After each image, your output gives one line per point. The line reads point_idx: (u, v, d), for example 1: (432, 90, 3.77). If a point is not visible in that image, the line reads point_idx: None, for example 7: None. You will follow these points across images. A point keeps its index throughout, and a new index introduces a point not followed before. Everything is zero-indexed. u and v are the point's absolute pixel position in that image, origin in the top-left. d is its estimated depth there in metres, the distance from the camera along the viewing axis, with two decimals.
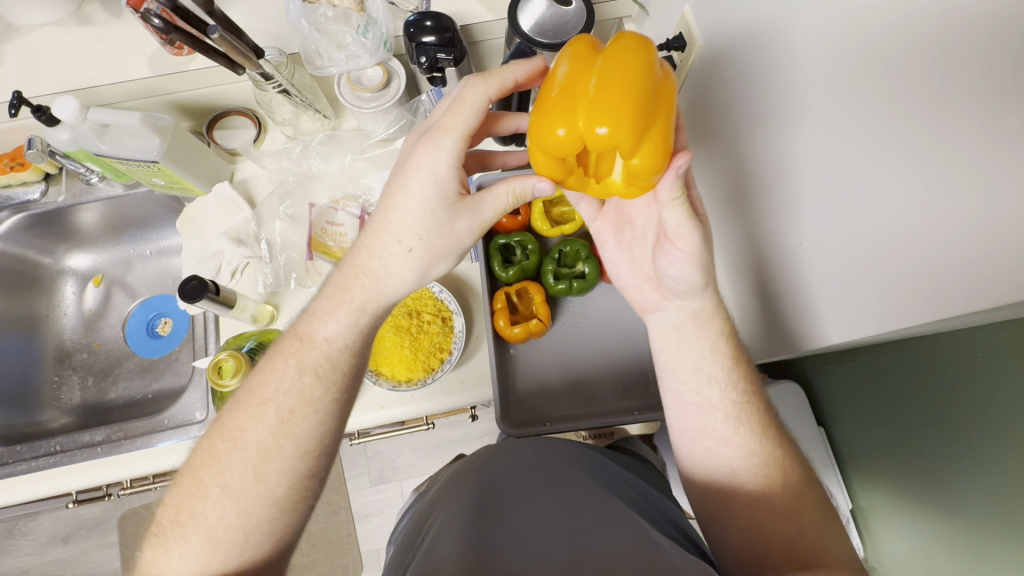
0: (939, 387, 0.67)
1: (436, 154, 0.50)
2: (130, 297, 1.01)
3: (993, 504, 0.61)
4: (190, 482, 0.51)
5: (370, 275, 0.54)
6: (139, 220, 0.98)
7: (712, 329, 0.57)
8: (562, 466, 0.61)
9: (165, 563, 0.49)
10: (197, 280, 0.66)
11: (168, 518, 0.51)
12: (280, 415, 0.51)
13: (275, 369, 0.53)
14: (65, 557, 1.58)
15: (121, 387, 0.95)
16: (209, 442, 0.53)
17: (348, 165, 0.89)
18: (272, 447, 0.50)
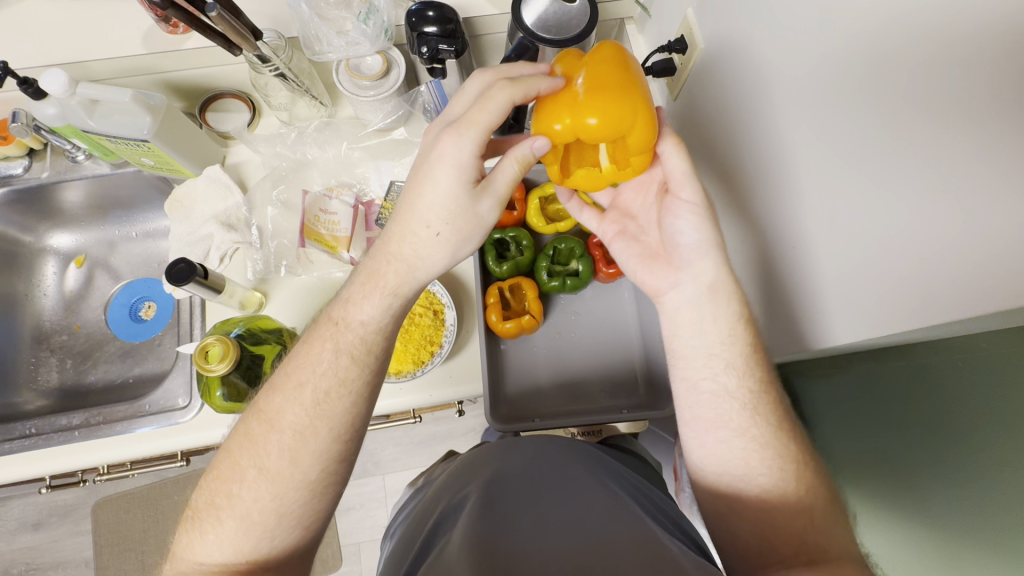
0: (918, 398, 0.68)
1: (460, 143, 0.49)
2: (113, 279, 0.99)
3: (960, 509, 0.63)
4: (228, 466, 0.51)
5: (403, 259, 0.53)
6: (126, 201, 0.96)
7: (705, 327, 0.58)
8: (569, 467, 0.61)
9: (198, 547, 0.49)
10: (185, 262, 0.64)
11: (204, 503, 0.51)
12: (316, 397, 0.50)
13: (309, 354, 0.52)
14: (35, 545, 1.54)
15: (101, 370, 0.93)
16: (245, 424, 0.52)
17: (344, 153, 0.89)
18: (309, 429, 0.50)
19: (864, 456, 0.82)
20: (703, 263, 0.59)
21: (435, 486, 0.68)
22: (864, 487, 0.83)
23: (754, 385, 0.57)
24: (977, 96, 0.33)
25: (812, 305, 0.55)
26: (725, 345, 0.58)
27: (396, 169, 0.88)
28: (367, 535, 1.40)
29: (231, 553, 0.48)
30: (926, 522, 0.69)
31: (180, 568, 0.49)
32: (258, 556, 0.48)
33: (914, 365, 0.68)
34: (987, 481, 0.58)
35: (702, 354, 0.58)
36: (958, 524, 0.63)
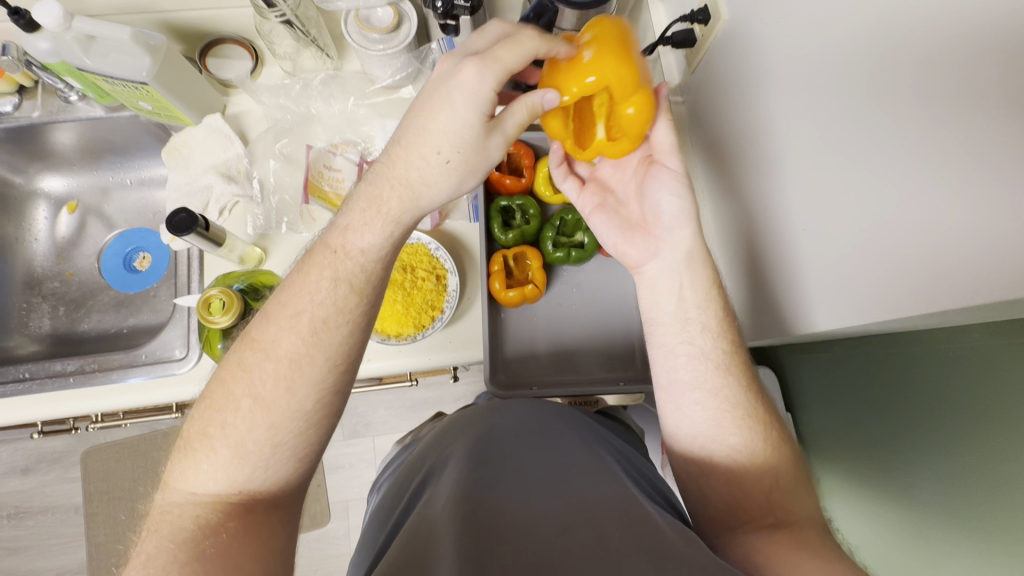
0: (908, 383, 0.71)
1: (484, 74, 0.48)
2: (106, 227, 0.97)
3: (946, 494, 0.66)
4: (221, 397, 0.50)
5: (406, 186, 0.53)
6: (121, 147, 0.93)
7: (706, 307, 0.58)
8: (557, 432, 0.61)
9: (191, 477, 0.48)
10: (187, 212, 0.63)
11: (195, 432, 0.49)
12: (314, 325, 0.50)
13: (305, 283, 0.51)
14: (24, 489, 1.56)
15: (95, 319, 0.92)
16: (237, 354, 0.51)
17: (350, 110, 0.86)
18: (304, 356, 0.50)
19: (853, 438, 0.85)
20: (682, 231, 0.59)
21: (423, 445, 0.69)
22: (854, 468, 0.85)
23: (735, 360, 0.58)
24: (995, 82, 0.32)
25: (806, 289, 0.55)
26: (722, 329, 0.58)
27: None
28: (355, 494, 1.42)
29: (225, 481, 0.48)
30: (919, 507, 0.71)
31: (170, 499, 0.48)
32: (255, 484, 0.49)
33: (905, 352, 0.70)
34: (980, 466, 0.60)
35: (702, 334, 0.58)
36: (945, 507, 0.66)
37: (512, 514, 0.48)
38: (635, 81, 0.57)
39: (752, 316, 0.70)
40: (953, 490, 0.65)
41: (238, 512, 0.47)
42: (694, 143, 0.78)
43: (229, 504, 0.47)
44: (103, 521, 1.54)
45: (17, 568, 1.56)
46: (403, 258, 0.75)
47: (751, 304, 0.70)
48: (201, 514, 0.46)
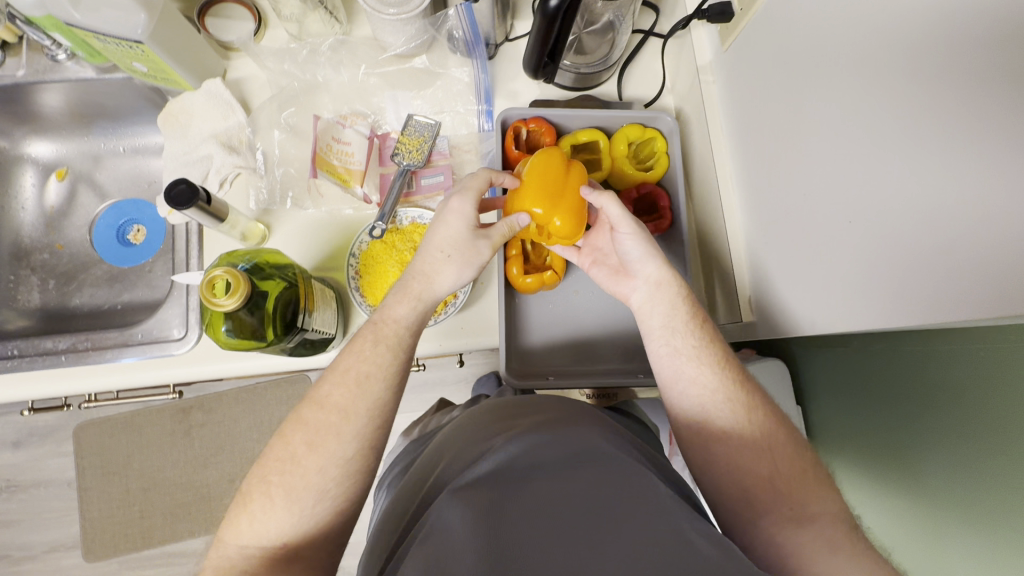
0: (945, 384, 0.70)
1: (463, 197, 0.64)
2: (98, 196, 0.92)
3: (995, 494, 0.65)
4: (280, 449, 0.53)
5: (422, 273, 0.62)
6: (113, 111, 0.87)
7: (674, 312, 0.61)
8: (584, 428, 0.58)
9: (249, 527, 0.51)
10: (187, 184, 0.58)
11: (253, 484, 0.53)
12: (358, 378, 0.55)
13: (351, 349, 0.58)
14: (16, 462, 1.53)
15: (87, 294, 0.88)
16: (297, 412, 0.55)
17: (359, 78, 0.81)
18: (350, 407, 0.54)
19: (871, 430, 0.85)
20: (649, 266, 0.63)
21: (439, 436, 0.67)
22: (873, 461, 0.86)
23: (720, 352, 0.59)
24: None
25: (862, 287, 0.53)
26: (702, 325, 0.60)
27: (415, 103, 0.82)
28: None
29: (276, 531, 0.50)
30: (960, 505, 0.71)
31: (227, 551, 0.50)
32: (299, 534, 0.51)
33: (941, 351, 0.69)
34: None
35: (681, 334, 0.60)
36: (992, 504, 0.66)
37: (528, 513, 0.46)
38: (552, 197, 0.65)
39: (781, 312, 0.68)
40: (999, 489, 0.65)
41: (284, 562, 0.50)
42: (730, 128, 0.75)
43: (279, 554, 0.50)
44: (96, 497, 1.52)
45: (10, 541, 1.54)
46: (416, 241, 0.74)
47: (780, 300, 0.67)
48: (255, 560, 0.49)
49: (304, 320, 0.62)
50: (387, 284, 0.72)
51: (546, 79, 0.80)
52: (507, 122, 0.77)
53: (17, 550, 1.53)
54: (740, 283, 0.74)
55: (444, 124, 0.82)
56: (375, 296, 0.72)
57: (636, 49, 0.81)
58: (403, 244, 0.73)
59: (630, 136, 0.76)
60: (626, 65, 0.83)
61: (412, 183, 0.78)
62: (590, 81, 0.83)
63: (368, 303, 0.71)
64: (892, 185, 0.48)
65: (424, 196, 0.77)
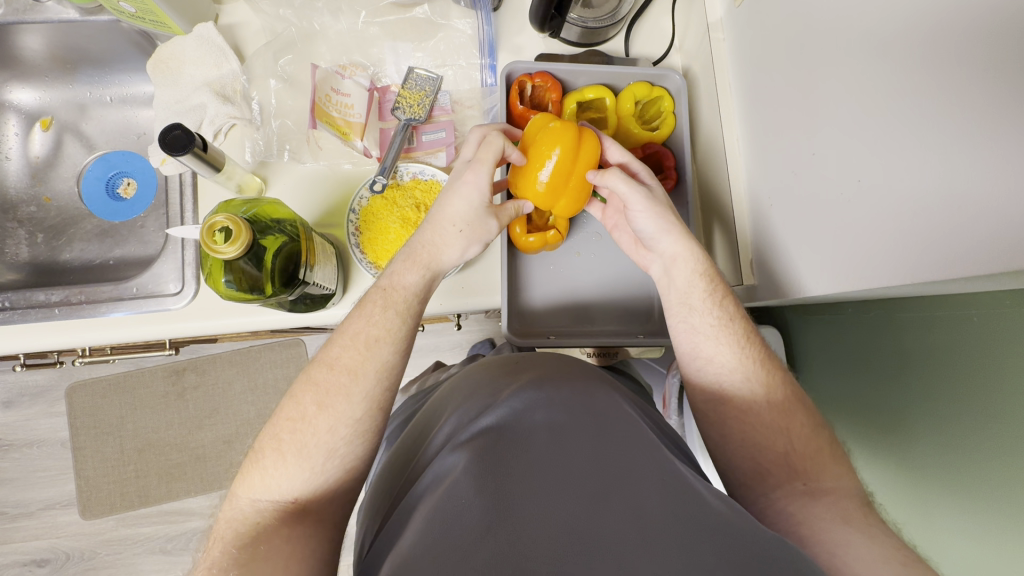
0: (939, 349, 0.72)
1: (478, 170, 0.63)
2: (86, 148, 0.89)
3: (984, 460, 0.67)
4: (292, 409, 0.54)
5: (430, 244, 0.62)
6: (99, 58, 0.84)
7: (692, 288, 0.61)
8: (587, 383, 0.58)
9: (260, 484, 0.52)
10: (182, 129, 0.56)
11: (265, 442, 0.54)
12: (367, 342, 0.57)
13: (362, 314, 0.58)
14: (8, 421, 1.53)
15: (77, 249, 0.86)
16: (307, 374, 0.56)
17: (358, 28, 0.78)
18: (359, 369, 0.55)
19: (864, 396, 0.87)
20: (665, 241, 0.63)
21: (441, 390, 0.67)
22: (863, 424, 0.88)
23: (741, 326, 0.60)
24: None
25: (861, 251, 0.54)
26: (721, 301, 0.61)
27: (416, 55, 0.79)
28: None
29: (287, 487, 0.51)
30: (951, 470, 0.73)
31: (238, 507, 0.51)
32: (308, 489, 0.52)
33: (939, 317, 0.71)
34: (1014, 432, 0.63)
35: (698, 311, 0.60)
36: (978, 467, 0.68)
37: (527, 466, 0.47)
38: (556, 187, 0.69)
39: (782, 277, 0.68)
40: (989, 455, 0.67)
41: (293, 516, 0.50)
42: (740, 87, 0.73)
43: (288, 508, 0.51)
44: (90, 456, 1.52)
45: (4, 498, 1.54)
46: (417, 198, 0.73)
47: (783, 264, 0.67)
48: (268, 515, 0.50)
49: (304, 274, 0.60)
50: (388, 242, 0.71)
51: (551, 32, 0.77)
52: (512, 77, 0.75)
53: (12, 507, 1.54)
54: (742, 248, 0.74)
55: (446, 78, 0.79)
56: (375, 253, 0.71)
57: (645, 5, 0.79)
58: (404, 201, 0.72)
59: (638, 94, 0.75)
60: (634, 21, 0.80)
61: (413, 139, 0.76)
62: (596, 37, 0.80)
63: (369, 261, 0.70)
64: (901, 147, 0.47)
65: (425, 152, 0.76)
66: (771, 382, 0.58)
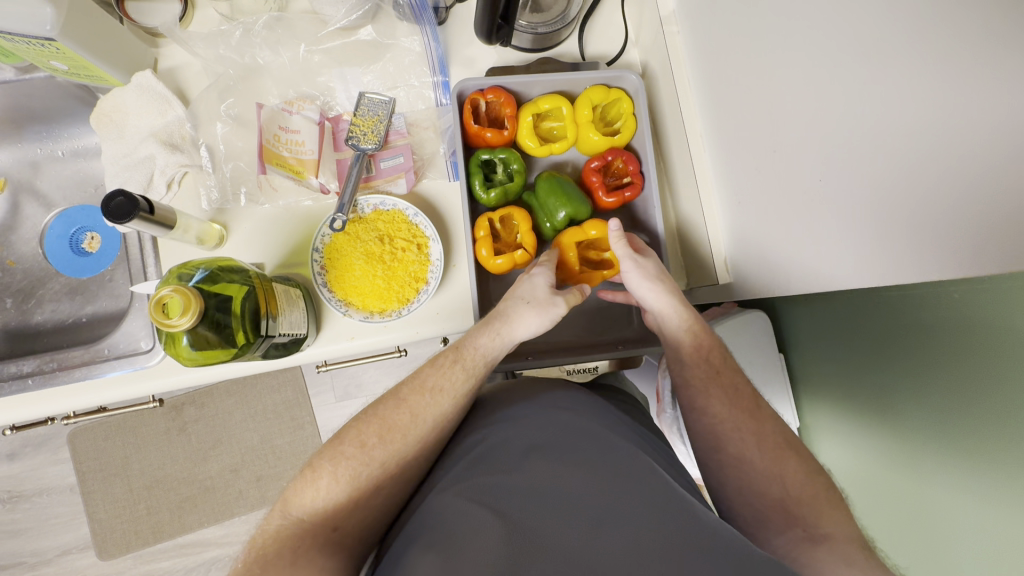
0: (921, 322, 0.75)
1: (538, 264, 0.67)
2: (45, 207, 0.87)
3: (969, 432, 0.73)
4: (353, 435, 0.56)
5: (501, 308, 0.64)
6: (44, 114, 0.82)
7: (678, 347, 0.62)
8: (575, 411, 0.62)
9: (310, 499, 0.53)
10: (124, 195, 0.54)
11: (320, 458, 0.55)
12: (438, 392, 0.59)
13: (434, 367, 0.61)
14: (14, 474, 1.53)
15: (49, 309, 0.85)
16: (374, 406, 0.59)
17: (302, 58, 0.75)
18: (419, 415, 0.58)
19: (859, 373, 0.90)
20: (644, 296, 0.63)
21: None
22: (851, 403, 0.94)
23: (728, 372, 0.61)
24: None
25: (844, 244, 0.53)
26: (711, 352, 0.62)
27: (365, 79, 0.77)
28: None
29: (334, 506, 0.53)
30: (935, 443, 0.79)
31: (282, 521, 0.52)
32: (348, 517, 0.53)
33: (910, 300, 0.76)
34: (1001, 402, 0.67)
35: (689, 365, 0.62)
36: (962, 440, 0.75)
37: (521, 496, 0.51)
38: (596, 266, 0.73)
39: (756, 276, 0.68)
40: (974, 427, 0.72)
41: (331, 545, 0.51)
42: (698, 83, 0.72)
43: (326, 533, 0.51)
44: (101, 498, 1.53)
45: (21, 549, 1.56)
46: (380, 229, 0.71)
47: (755, 263, 0.67)
48: (307, 537, 0.50)
49: (270, 326, 0.60)
50: (355, 278, 0.69)
51: (501, 42, 0.75)
52: (464, 95, 0.73)
53: (30, 556, 1.56)
54: (715, 246, 0.73)
55: (399, 100, 0.77)
56: (344, 289, 0.69)
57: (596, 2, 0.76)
58: (366, 234, 0.70)
59: (594, 99, 0.73)
60: (586, 20, 0.78)
61: (371, 167, 0.75)
62: (548, 41, 0.78)
63: (338, 299, 0.69)
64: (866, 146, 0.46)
65: (384, 180, 0.74)
66: (763, 423, 0.58)
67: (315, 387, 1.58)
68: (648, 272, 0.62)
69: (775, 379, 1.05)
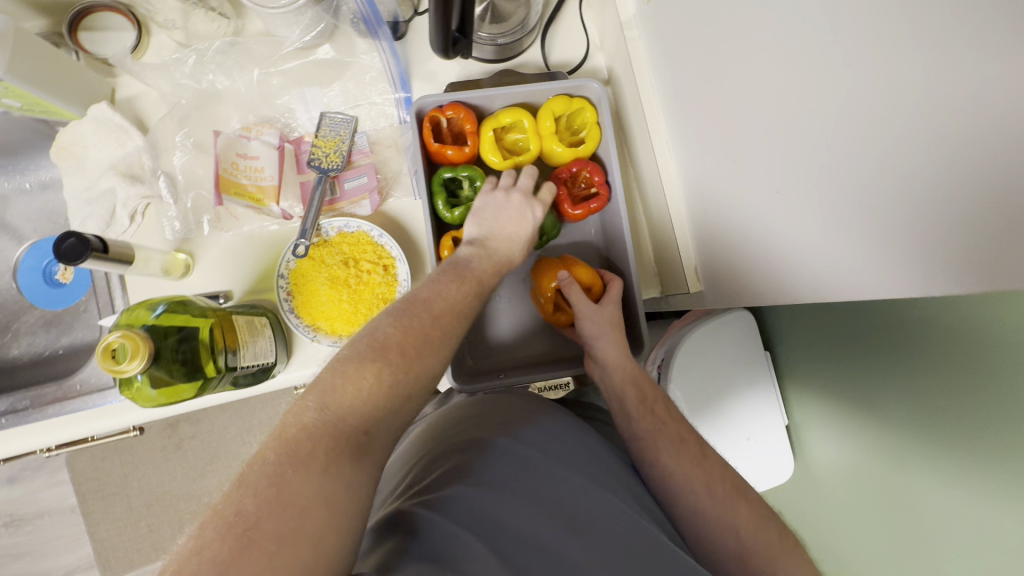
0: (910, 325, 0.74)
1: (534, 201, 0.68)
2: (14, 239, 0.87)
3: (972, 437, 0.70)
4: (377, 348, 0.45)
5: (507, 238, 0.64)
6: (6, 147, 0.81)
7: (625, 397, 0.63)
8: (561, 438, 0.58)
9: (335, 394, 0.41)
10: (76, 237, 0.54)
11: (333, 369, 0.43)
12: (456, 308, 0.53)
13: (447, 286, 0.55)
14: (14, 497, 1.55)
15: (25, 343, 0.85)
16: (388, 322, 0.48)
17: (260, 81, 0.75)
18: (445, 331, 0.51)
19: (849, 376, 0.88)
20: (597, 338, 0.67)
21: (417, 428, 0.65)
22: (845, 406, 0.91)
23: (678, 428, 0.61)
24: None
25: (799, 259, 0.52)
26: (657, 406, 0.63)
27: (325, 98, 0.76)
28: None
29: (364, 418, 0.42)
30: (935, 449, 0.76)
31: (295, 416, 0.40)
32: (381, 421, 0.43)
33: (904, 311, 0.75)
34: (999, 410, 0.66)
35: (636, 417, 0.62)
36: (964, 446, 0.72)
37: (501, 508, 0.47)
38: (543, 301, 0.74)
39: (725, 285, 0.67)
40: (978, 431, 0.69)
41: (361, 450, 0.40)
42: (661, 90, 0.71)
43: (358, 436, 0.40)
44: (101, 518, 1.55)
45: (26, 570, 1.58)
46: (344, 252, 0.70)
47: (726, 272, 0.66)
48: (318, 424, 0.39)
49: (230, 360, 0.59)
50: (322, 303, 0.69)
51: (459, 56, 0.73)
52: (423, 112, 0.72)
53: None
54: (683, 252, 0.72)
55: (361, 119, 0.76)
56: (311, 315, 0.69)
57: (556, 9, 0.75)
58: (331, 258, 0.70)
59: (556, 110, 0.73)
60: (546, 29, 0.77)
61: (335, 189, 0.73)
62: (509, 51, 0.77)
63: (306, 324, 0.69)
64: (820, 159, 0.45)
65: (348, 202, 0.73)
66: (712, 473, 0.58)
67: None
68: (602, 313, 0.67)
69: (760, 377, 1.05)
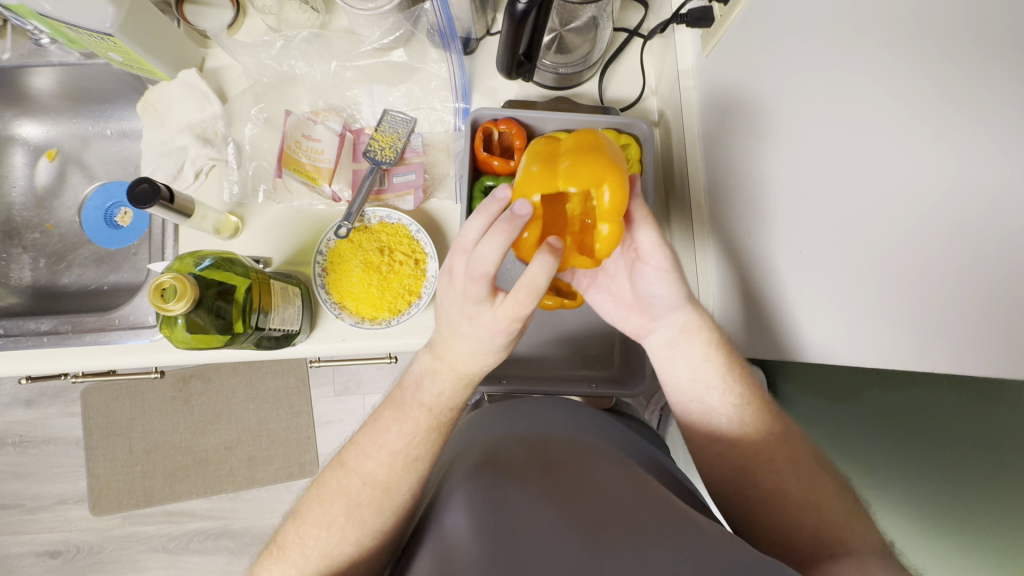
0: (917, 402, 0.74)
1: (479, 325, 0.51)
2: (87, 178, 0.94)
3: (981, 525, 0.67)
4: (315, 514, 0.56)
5: (458, 360, 0.55)
6: (98, 94, 0.89)
7: (704, 364, 0.61)
8: (583, 444, 0.59)
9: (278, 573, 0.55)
10: (149, 183, 0.59)
11: (288, 541, 0.56)
12: (394, 458, 0.56)
13: (382, 427, 0.58)
14: (27, 419, 1.62)
15: (75, 274, 0.91)
16: (330, 478, 0.58)
17: (334, 73, 0.81)
18: (388, 486, 0.56)
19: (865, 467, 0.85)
20: (676, 313, 0.59)
21: (454, 433, 0.69)
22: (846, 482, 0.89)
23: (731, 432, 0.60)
24: None
25: (826, 321, 0.53)
26: (738, 376, 0.61)
27: (391, 97, 0.82)
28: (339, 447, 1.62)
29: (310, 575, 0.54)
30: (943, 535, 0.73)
31: None
32: None
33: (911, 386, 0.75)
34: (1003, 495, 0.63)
35: (718, 390, 0.61)
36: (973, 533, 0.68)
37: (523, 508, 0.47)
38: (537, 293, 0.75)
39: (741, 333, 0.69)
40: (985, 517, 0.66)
41: None
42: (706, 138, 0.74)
43: None
44: (102, 455, 1.60)
45: (22, 492, 1.64)
46: (382, 240, 0.74)
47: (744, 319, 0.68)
48: None
49: (260, 320, 0.63)
50: (352, 284, 0.72)
51: (520, 79, 0.78)
52: (478, 123, 0.77)
53: (30, 500, 1.64)
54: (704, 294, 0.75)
55: (420, 121, 0.82)
56: (340, 293, 0.73)
57: (618, 48, 0.79)
58: (369, 244, 0.74)
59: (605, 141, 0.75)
60: (606, 66, 0.81)
61: (384, 180, 0.78)
62: (568, 81, 0.81)
63: (333, 301, 0.73)
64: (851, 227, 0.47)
65: (394, 195, 0.77)
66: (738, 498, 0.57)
67: (317, 378, 1.63)
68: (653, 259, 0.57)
69: None
